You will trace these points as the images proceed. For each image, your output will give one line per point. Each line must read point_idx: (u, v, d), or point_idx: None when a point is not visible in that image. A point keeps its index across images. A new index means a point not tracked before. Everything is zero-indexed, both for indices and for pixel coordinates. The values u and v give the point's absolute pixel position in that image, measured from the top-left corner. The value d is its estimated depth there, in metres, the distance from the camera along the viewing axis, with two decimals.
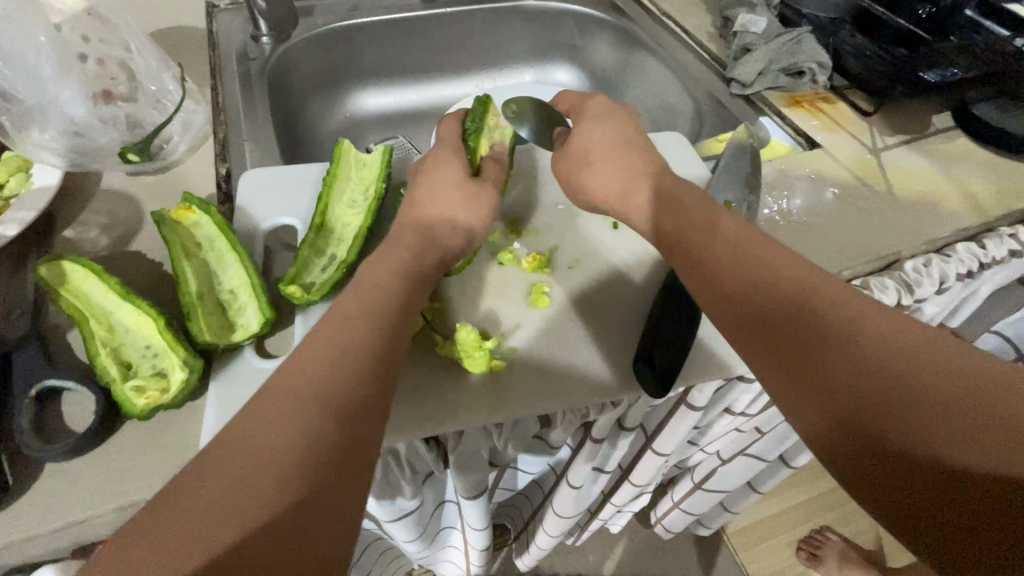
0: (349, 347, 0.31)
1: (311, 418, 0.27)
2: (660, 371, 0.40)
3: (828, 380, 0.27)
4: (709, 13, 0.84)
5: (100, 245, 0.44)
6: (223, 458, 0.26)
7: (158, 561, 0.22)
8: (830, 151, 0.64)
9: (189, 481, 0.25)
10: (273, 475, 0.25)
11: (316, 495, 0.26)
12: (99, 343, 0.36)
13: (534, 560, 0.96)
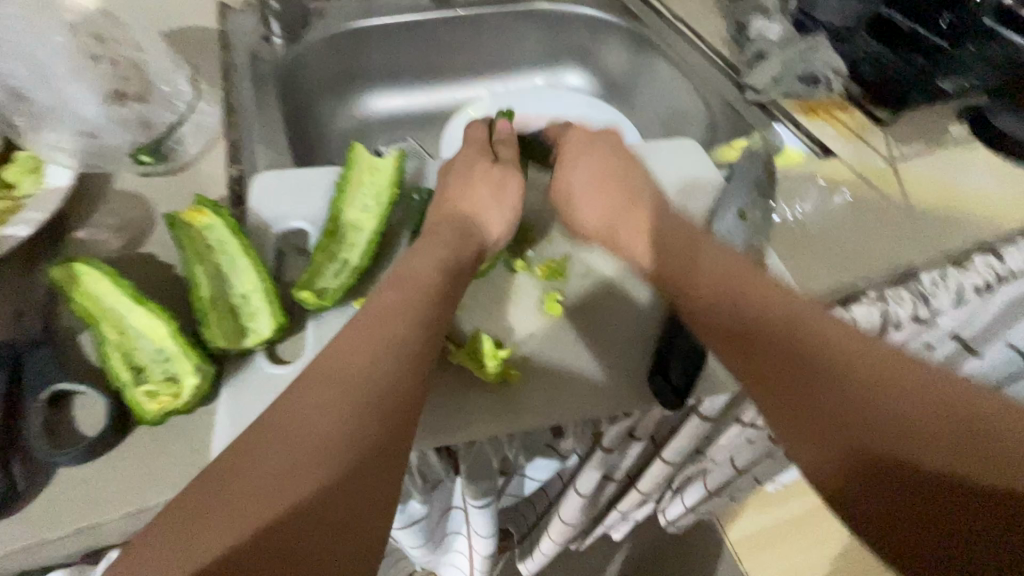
0: (382, 340, 0.32)
1: (345, 410, 0.29)
2: (677, 385, 0.40)
3: (830, 421, 0.31)
4: (723, 17, 0.83)
5: (112, 247, 0.44)
6: (265, 444, 0.28)
7: (216, 538, 0.25)
8: (846, 159, 0.63)
9: (236, 465, 0.27)
10: (317, 458, 0.27)
11: (348, 485, 0.28)
12: (111, 347, 0.36)
13: (538, 565, 0.96)
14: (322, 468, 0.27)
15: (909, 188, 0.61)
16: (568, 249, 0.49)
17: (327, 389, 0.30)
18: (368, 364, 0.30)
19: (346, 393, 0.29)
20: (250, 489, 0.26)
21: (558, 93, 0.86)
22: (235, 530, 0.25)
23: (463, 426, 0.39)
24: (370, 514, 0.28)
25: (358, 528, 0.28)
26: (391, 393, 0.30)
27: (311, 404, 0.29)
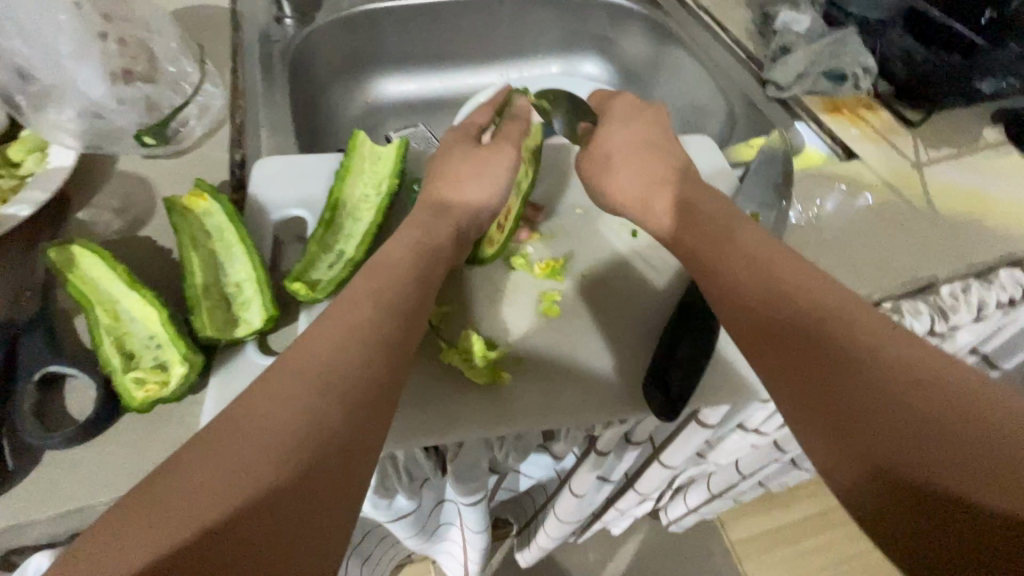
0: (361, 332, 0.31)
1: (316, 401, 0.27)
2: (674, 396, 0.39)
3: (853, 422, 0.28)
4: (749, 7, 0.79)
5: (112, 229, 0.44)
6: (227, 437, 0.26)
7: (144, 543, 0.22)
8: (869, 162, 0.60)
9: (189, 459, 0.25)
10: (272, 457, 0.25)
11: (314, 482, 0.26)
12: (104, 332, 0.36)
13: (534, 557, 0.96)
14: (284, 461, 0.25)
15: (935, 194, 0.58)
16: (571, 247, 0.48)
17: (298, 380, 0.28)
18: (343, 357, 0.29)
19: (318, 385, 0.28)
20: (206, 484, 0.24)
21: (570, 85, 0.84)
22: (168, 533, 0.23)
23: (453, 426, 0.39)
24: (331, 517, 0.26)
25: (319, 533, 0.25)
26: (365, 387, 0.29)
27: (280, 394, 0.27)
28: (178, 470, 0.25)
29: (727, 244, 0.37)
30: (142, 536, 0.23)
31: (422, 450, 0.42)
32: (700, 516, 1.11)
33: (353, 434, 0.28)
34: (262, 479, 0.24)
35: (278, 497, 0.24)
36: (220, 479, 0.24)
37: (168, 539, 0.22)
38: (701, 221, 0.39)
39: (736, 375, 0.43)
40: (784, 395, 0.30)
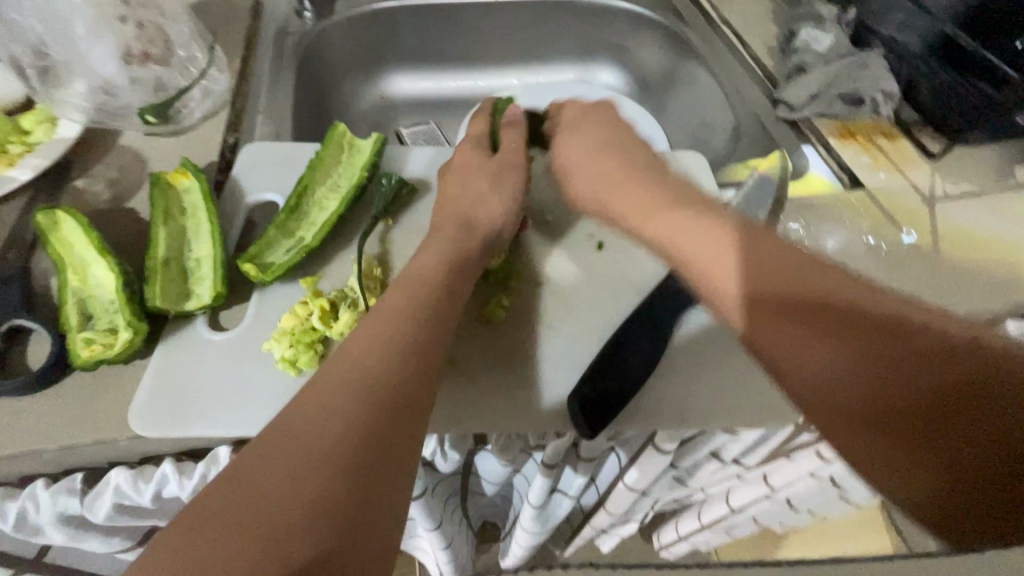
0: (389, 339, 0.32)
1: (358, 412, 0.28)
2: (592, 417, 0.37)
3: (915, 445, 0.24)
4: (775, 23, 0.76)
5: (101, 198, 0.47)
6: (270, 460, 0.26)
7: (221, 552, 0.22)
8: (874, 194, 0.57)
9: (239, 491, 0.24)
10: (324, 452, 0.26)
11: (371, 497, 0.26)
12: (68, 294, 0.39)
13: (518, 564, 0.98)
14: (341, 455, 0.26)
15: (943, 235, 0.54)
16: (534, 255, 0.47)
17: (334, 390, 0.29)
18: (376, 365, 0.31)
19: (354, 395, 0.29)
20: (257, 514, 0.24)
21: (592, 89, 0.83)
22: (242, 544, 0.23)
23: None
24: (393, 509, 0.26)
25: (380, 541, 0.25)
26: (404, 393, 0.30)
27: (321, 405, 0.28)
28: (235, 483, 0.25)
29: (743, 240, 0.31)
30: (219, 547, 0.22)
31: None
32: (693, 546, 1.10)
33: (396, 438, 0.28)
34: (327, 476, 0.25)
35: (349, 490, 0.25)
36: (274, 507, 0.24)
37: (247, 546, 0.23)
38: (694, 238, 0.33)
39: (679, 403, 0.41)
40: (838, 429, 0.26)
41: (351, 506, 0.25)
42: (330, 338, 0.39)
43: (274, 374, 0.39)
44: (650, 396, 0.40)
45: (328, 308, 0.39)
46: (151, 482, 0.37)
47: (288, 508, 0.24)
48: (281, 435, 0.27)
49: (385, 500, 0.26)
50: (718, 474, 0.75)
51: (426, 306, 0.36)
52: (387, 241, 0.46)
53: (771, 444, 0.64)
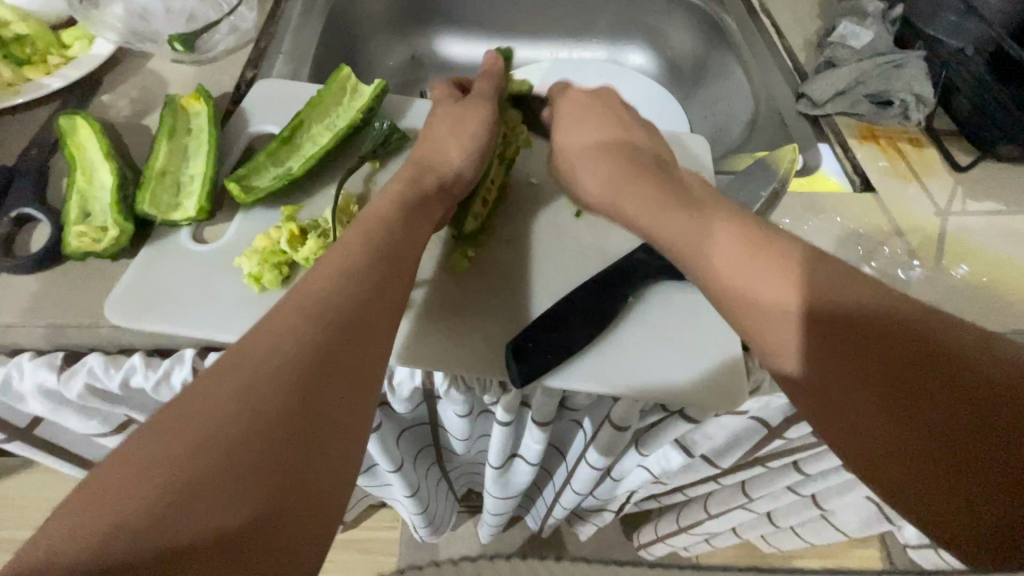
0: (346, 275, 0.32)
1: (310, 346, 0.27)
2: (526, 370, 0.37)
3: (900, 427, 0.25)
4: (820, 16, 0.72)
5: (120, 112, 0.51)
6: (214, 394, 0.25)
7: (162, 470, 0.22)
8: (884, 200, 0.54)
9: (178, 426, 0.23)
10: (285, 370, 0.26)
11: (324, 429, 0.25)
12: (72, 190, 0.42)
13: (491, 533, 1.01)
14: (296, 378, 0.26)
15: (949, 249, 0.51)
16: (512, 214, 0.48)
17: (300, 311, 0.29)
18: (331, 298, 0.30)
19: (304, 332, 0.28)
20: (196, 449, 0.23)
21: (622, 70, 0.82)
22: (186, 462, 0.22)
23: None
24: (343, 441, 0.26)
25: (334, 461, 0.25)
26: (359, 327, 0.30)
27: (272, 338, 0.27)
28: (193, 401, 0.24)
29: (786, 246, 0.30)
30: (164, 463, 0.22)
31: None
32: (671, 548, 1.09)
33: (349, 370, 0.28)
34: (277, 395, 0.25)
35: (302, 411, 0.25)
36: (232, 421, 0.24)
37: (190, 465, 0.22)
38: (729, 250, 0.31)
39: (631, 374, 0.40)
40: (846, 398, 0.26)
41: (299, 438, 0.24)
42: (296, 263, 0.42)
43: (241, 288, 0.41)
44: (594, 361, 0.40)
45: (295, 233, 0.41)
46: (119, 370, 0.40)
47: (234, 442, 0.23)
48: (224, 369, 0.26)
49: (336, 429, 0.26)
50: (690, 471, 0.74)
51: (385, 247, 0.35)
52: (371, 182, 0.47)
53: (742, 445, 0.63)
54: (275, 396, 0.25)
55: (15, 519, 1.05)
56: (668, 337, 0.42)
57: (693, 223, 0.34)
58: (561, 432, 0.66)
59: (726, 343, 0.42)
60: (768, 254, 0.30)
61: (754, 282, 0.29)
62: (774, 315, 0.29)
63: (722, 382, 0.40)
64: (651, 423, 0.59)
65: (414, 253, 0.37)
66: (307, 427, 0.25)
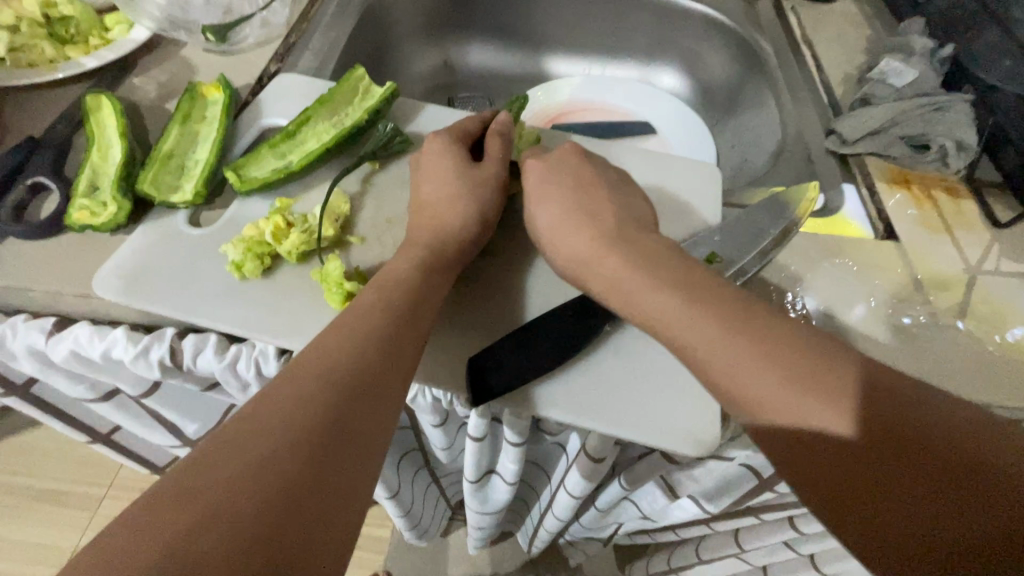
0: (370, 335, 0.33)
1: (324, 406, 0.29)
2: (490, 389, 0.37)
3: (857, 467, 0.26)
4: (866, 50, 0.68)
5: (146, 95, 0.53)
6: (232, 453, 0.25)
7: (224, 485, 0.24)
8: (908, 250, 0.50)
9: (195, 485, 0.24)
10: (322, 391, 0.29)
11: (339, 492, 0.26)
12: (86, 163, 0.44)
13: (478, 546, 0.99)
14: (331, 398, 0.29)
15: (972, 311, 0.47)
16: (504, 227, 0.47)
17: (339, 342, 0.32)
18: (344, 361, 0.31)
19: (327, 375, 0.30)
20: (217, 508, 0.23)
21: (654, 91, 0.80)
22: (243, 477, 0.24)
23: (299, 335, 0.39)
24: (372, 441, 0.30)
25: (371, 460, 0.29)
26: (372, 391, 0.31)
27: (289, 396, 0.29)
28: (238, 428, 0.26)
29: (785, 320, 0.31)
30: (221, 479, 0.24)
31: (277, 349, 0.41)
32: None
33: (363, 433, 0.29)
34: (317, 410, 0.28)
35: (336, 421, 0.28)
36: (278, 438, 0.26)
37: (252, 476, 0.24)
38: (717, 295, 0.32)
39: (600, 404, 0.39)
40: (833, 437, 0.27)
41: (316, 502, 0.25)
42: (279, 256, 0.42)
43: (223, 273, 0.42)
44: (557, 386, 0.39)
45: (280, 225, 0.42)
46: (102, 341, 0.41)
47: (254, 501, 0.23)
48: (240, 429, 0.26)
49: (352, 482, 0.27)
50: (678, 513, 0.70)
51: (400, 305, 0.36)
52: (369, 182, 0.47)
53: (733, 493, 0.60)
54: (294, 453, 0.26)
55: (38, 468, 1.11)
56: (648, 370, 0.40)
57: (713, 304, 0.32)
58: (544, 454, 0.64)
59: (701, 387, 0.39)
60: (805, 357, 0.29)
61: (788, 388, 0.28)
62: (814, 414, 0.27)
63: (688, 423, 0.38)
64: (636, 456, 0.57)
65: (424, 312, 0.37)
66: (327, 486, 0.26)
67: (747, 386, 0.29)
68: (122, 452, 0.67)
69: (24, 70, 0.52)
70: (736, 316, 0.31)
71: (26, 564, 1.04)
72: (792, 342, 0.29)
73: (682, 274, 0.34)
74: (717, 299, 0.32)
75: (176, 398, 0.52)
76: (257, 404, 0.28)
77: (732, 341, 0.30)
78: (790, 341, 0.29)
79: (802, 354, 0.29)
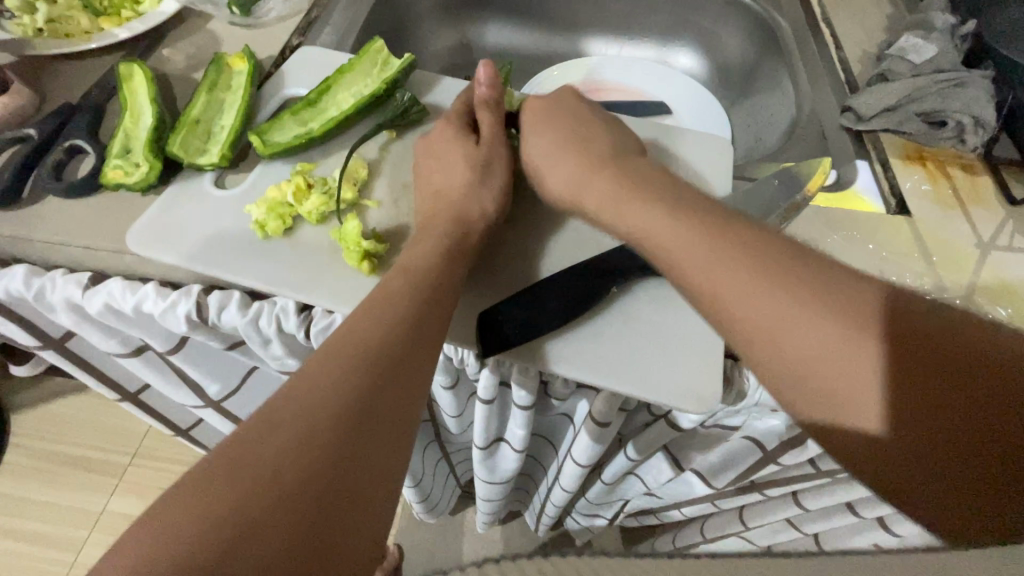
0: (398, 317, 0.34)
1: (357, 387, 0.30)
2: (499, 344, 0.38)
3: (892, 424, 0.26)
4: (886, 29, 0.68)
5: (174, 66, 0.55)
6: (273, 432, 0.27)
7: (262, 465, 0.26)
8: (919, 225, 0.50)
9: (242, 458, 0.26)
10: (354, 372, 0.31)
11: (374, 461, 0.29)
12: (119, 128, 0.47)
13: (486, 521, 1.01)
14: (362, 380, 0.31)
15: (982, 286, 0.47)
16: (516, 194, 0.48)
17: (370, 323, 0.34)
18: (376, 336, 0.33)
19: (359, 356, 0.32)
20: (262, 482, 0.25)
21: (671, 71, 0.80)
22: (279, 458, 0.26)
23: (319, 291, 0.41)
24: (403, 419, 0.31)
25: (402, 439, 0.31)
26: (404, 371, 0.32)
27: (323, 374, 0.30)
28: (275, 409, 0.28)
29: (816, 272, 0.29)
30: (258, 460, 0.26)
31: (298, 306, 0.43)
32: None
33: (394, 414, 0.31)
34: (348, 390, 0.30)
35: (366, 401, 0.30)
36: (312, 419, 0.28)
37: (286, 457, 0.26)
38: (738, 249, 0.31)
39: (605, 363, 0.40)
40: (867, 398, 0.27)
41: (351, 479, 0.27)
42: (300, 217, 0.44)
43: (248, 233, 0.44)
44: (566, 345, 0.40)
45: (302, 186, 0.44)
46: (134, 296, 0.44)
47: (294, 478, 0.26)
48: (275, 410, 0.28)
49: (385, 459, 0.29)
50: (683, 487, 0.71)
51: (428, 287, 0.37)
52: (386, 150, 0.49)
53: (737, 466, 0.60)
54: (329, 435, 0.28)
55: (67, 435, 1.16)
56: (653, 332, 0.41)
57: (749, 258, 0.30)
58: (551, 425, 0.66)
59: (704, 349, 0.40)
60: (848, 320, 0.27)
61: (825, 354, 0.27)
62: (843, 375, 0.27)
63: (694, 382, 0.39)
64: (641, 426, 0.58)
65: (449, 291, 0.38)
66: (360, 465, 0.28)
67: (780, 348, 0.28)
68: (148, 413, 0.70)
69: (61, 40, 0.54)
70: (770, 272, 0.29)
71: (56, 524, 1.09)
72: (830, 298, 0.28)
73: (714, 224, 0.33)
74: (746, 250, 0.31)
75: (201, 356, 0.54)
76: (293, 384, 0.30)
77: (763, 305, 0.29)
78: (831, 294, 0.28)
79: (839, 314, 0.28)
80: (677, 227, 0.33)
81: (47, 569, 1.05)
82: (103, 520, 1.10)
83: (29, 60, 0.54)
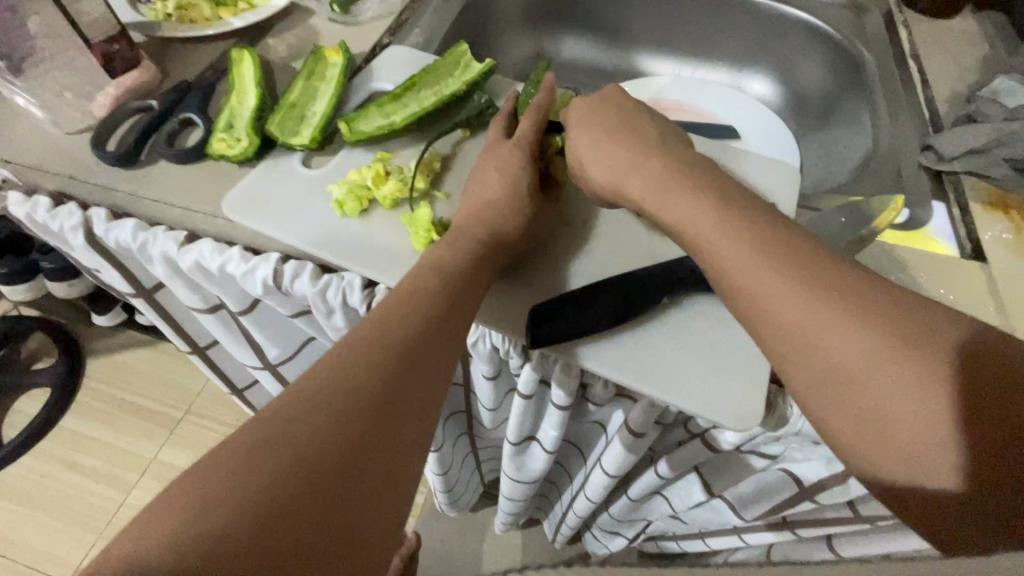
0: (425, 309, 0.36)
1: (382, 369, 0.32)
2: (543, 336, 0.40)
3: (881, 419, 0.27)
4: (981, 69, 0.65)
5: (278, 54, 0.61)
6: (305, 413, 0.29)
7: (291, 442, 0.27)
8: (996, 273, 0.48)
9: (278, 435, 0.28)
10: (377, 358, 0.32)
11: (391, 445, 0.30)
12: (227, 106, 0.52)
13: (506, 522, 1.02)
14: (385, 364, 0.32)
15: None
16: (577, 199, 0.50)
17: (398, 314, 0.35)
18: (402, 327, 0.35)
19: (385, 344, 0.33)
20: (295, 456, 0.27)
21: (744, 96, 0.79)
22: (306, 436, 0.28)
23: (385, 270, 0.44)
24: (423, 406, 0.33)
25: (420, 420, 0.33)
26: (428, 356, 0.34)
27: (353, 357, 0.32)
28: (302, 390, 0.30)
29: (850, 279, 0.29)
30: (287, 436, 0.28)
31: (363, 282, 0.46)
32: None
33: (415, 395, 0.33)
34: (371, 376, 0.31)
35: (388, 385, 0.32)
36: (335, 399, 0.30)
37: (312, 436, 0.28)
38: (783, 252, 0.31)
39: (645, 370, 0.41)
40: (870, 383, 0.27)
41: (375, 457, 0.29)
42: (375, 200, 0.48)
43: (327, 209, 0.48)
44: (609, 347, 0.42)
45: (381, 173, 0.47)
46: (220, 256, 0.48)
47: (323, 455, 0.28)
48: (303, 392, 0.30)
49: (405, 443, 0.31)
50: (710, 515, 0.70)
51: (458, 281, 0.39)
52: (459, 147, 0.52)
53: (772, 499, 0.59)
54: (353, 416, 0.29)
55: (134, 385, 1.26)
56: (696, 345, 0.42)
57: (816, 290, 0.29)
58: (584, 432, 0.66)
59: (747, 373, 0.40)
60: (883, 338, 0.27)
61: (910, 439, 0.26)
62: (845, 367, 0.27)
63: (730, 400, 0.39)
64: (677, 443, 0.58)
65: (477, 290, 0.40)
66: (382, 444, 0.30)
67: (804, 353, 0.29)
68: (212, 369, 0.76)
69: (185, 24, 0.61)
70: (830, 331, 0.28)
71: (113, 463, 1.19)
72: (904, 350, 0.27)
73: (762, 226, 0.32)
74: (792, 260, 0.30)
75: (266, 319, 0.58)
76: (322, 367, 0.31)
77: (830, 401, 0.28)
78: (891, 329, 0.27)
79: (909, 377, 0.26)
80: (725, 264, 0.32)
81: (102, 504, 1.15)
82: (154, 467, 1.18)
83: (157, 40, 0.61)
